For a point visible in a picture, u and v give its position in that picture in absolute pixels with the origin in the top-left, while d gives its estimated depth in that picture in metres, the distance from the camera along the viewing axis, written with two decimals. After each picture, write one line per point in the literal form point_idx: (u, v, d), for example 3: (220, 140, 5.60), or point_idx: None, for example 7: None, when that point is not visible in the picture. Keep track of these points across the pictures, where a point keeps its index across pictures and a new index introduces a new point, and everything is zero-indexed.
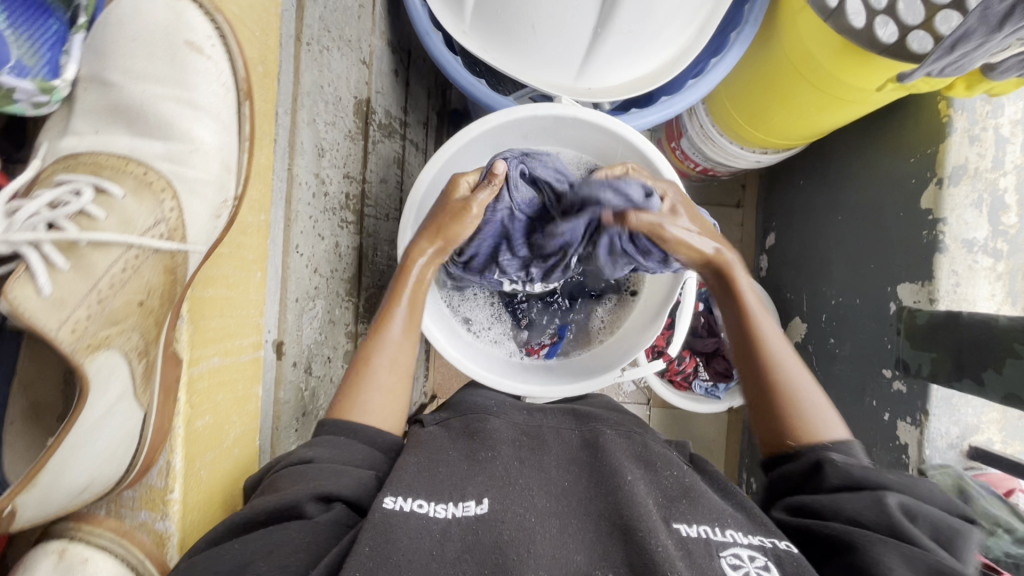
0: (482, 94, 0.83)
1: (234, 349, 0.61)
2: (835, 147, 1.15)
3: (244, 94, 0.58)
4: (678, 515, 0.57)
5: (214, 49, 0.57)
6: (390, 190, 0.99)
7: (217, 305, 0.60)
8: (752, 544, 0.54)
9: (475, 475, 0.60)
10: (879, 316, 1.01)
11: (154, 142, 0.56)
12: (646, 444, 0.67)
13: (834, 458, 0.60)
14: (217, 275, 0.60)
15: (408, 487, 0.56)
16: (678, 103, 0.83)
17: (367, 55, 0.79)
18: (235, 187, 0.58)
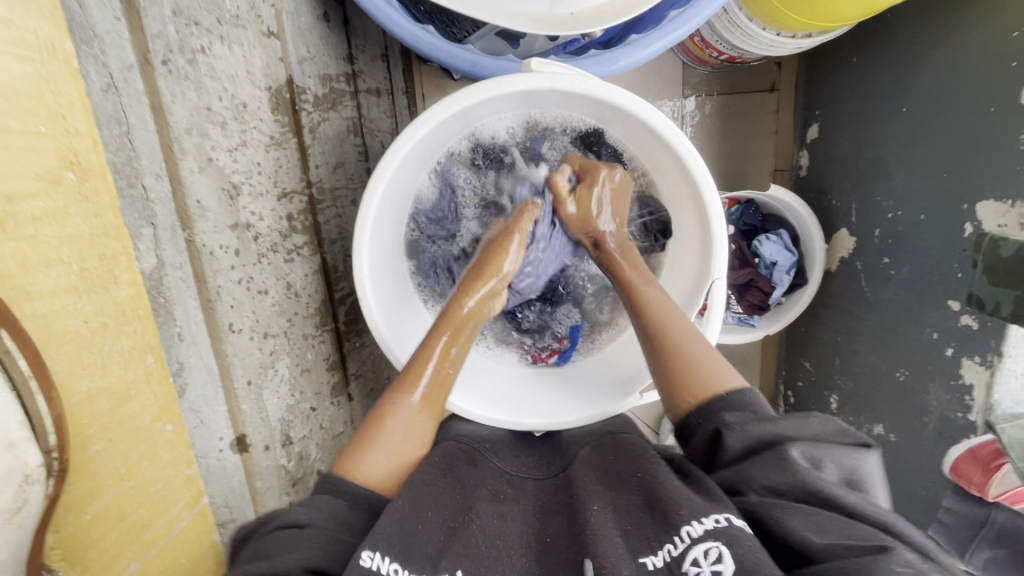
0: (431, 48, 0.63)
1: (157, 535, 0.46)
2: (910, 15, 0.88)
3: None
4: (646, 540, 0.47)
5: None
6: (350, 169, 0.82)
7: (117, 509, 0.42)
8: (706, 532, 0.43)
9: (448, 542, 0.49)
10: (947, 236, 0.86)
11: None
12: (618, 454, 0.57)
13: (731, 421, 0.48)
14: (88, 487, 0.40)
15: (387, 540, 0.45)
16: (693, 17, 0.62)
17: (270, 19, 0.59)
18: (39, 444, 0.35)
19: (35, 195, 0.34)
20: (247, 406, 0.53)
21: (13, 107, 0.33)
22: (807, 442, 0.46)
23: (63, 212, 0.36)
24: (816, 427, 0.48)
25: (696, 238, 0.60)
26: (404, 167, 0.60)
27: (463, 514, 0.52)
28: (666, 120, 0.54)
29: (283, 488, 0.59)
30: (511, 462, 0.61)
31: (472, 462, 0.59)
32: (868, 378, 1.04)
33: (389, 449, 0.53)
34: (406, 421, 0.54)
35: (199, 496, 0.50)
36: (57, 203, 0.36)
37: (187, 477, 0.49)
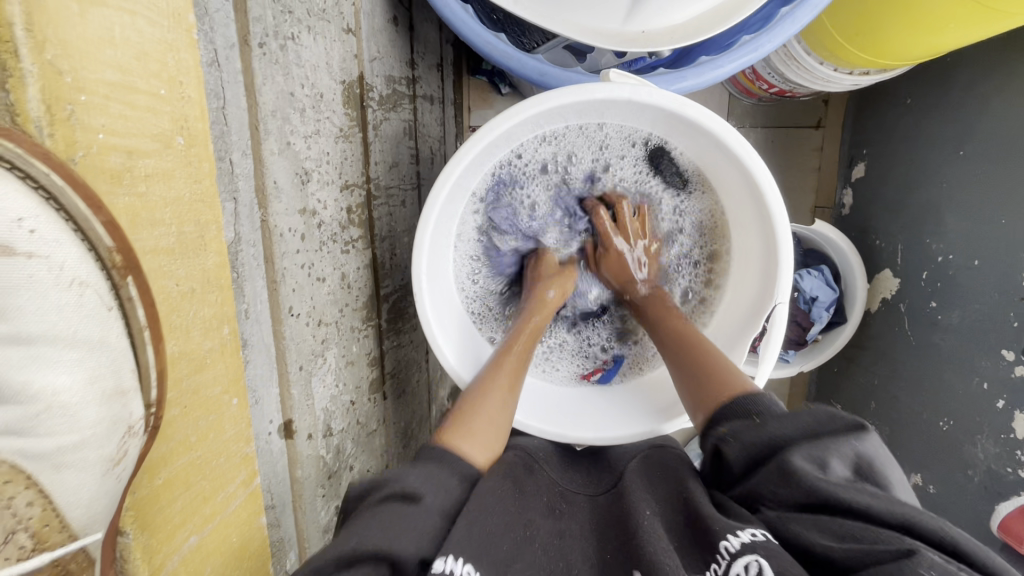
0: (502, 55, 0.64)
1: (215, 510, 0.47)
2: (972, 60, 0.88)
3: (126, 260, 0.35)
4: (690, 556, 0.47)
5: (48, 235, 0.33)
6: (403, 171, 0.82)
7: (184, 477, 0.44)
8: (744, 548, 0.42)
9: (514, 555, 0.48)
10: (1003, 284, 0.84)
11: None
12: (666, 467, 0.58)
13: (730, 435, 0.50)
14: (166, 450, 0.42)
15: (462, 544, 0.46)
16: (766, 44, 0.62)
17: (351, 18, 0.61)
18: (143, 396, 0.38)
19: (151, 154, 0.37)
20: (297, 390, 0.53)
21: (140, 67, 0.36)
22: (805, 438, 0.46)
23: (171, 174, 0.38)
24: (812, 417, 0.46)
25: (757, 256, 0.60)
26: (471, 167, 0.60)
27: (527, 527, 0.51)
28: (738, 134, 0.54)
29: (318, 480, 0.58)
30: (560, 474, 0.60)
31: (528, 467, 0.58)
32: (907, 424, 1.01)
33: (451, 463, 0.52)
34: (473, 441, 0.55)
35: (254, 474, 0.50)
36: (165, 164, 0.38)
37: (245, 455, 0.49)
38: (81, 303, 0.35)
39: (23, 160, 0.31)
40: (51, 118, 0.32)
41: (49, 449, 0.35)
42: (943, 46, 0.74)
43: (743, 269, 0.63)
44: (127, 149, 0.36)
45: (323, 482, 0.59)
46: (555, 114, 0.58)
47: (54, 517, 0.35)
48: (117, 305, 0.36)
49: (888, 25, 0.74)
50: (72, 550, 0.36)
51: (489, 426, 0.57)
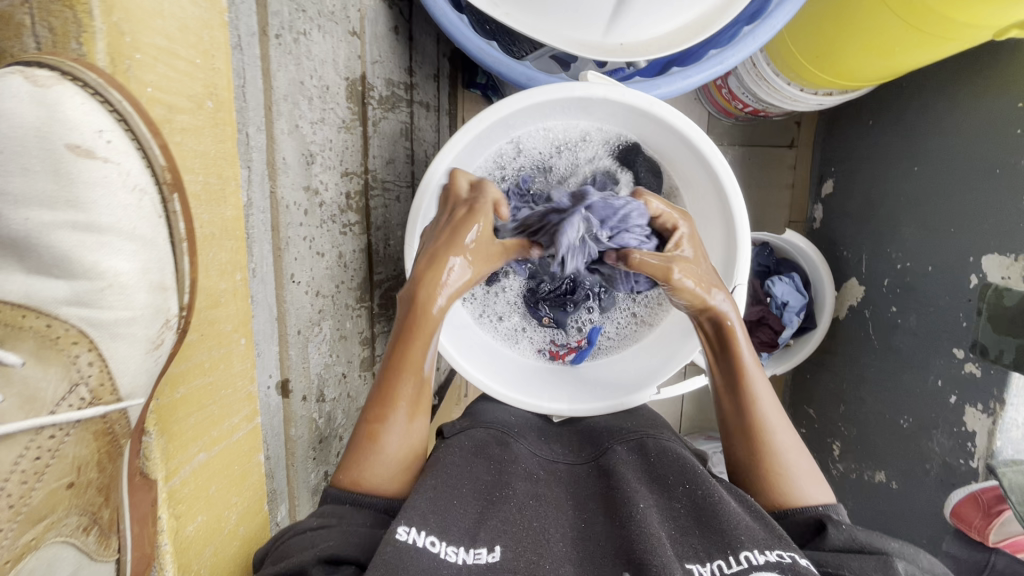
0: (493, 59, 0.70)
1: (222, 435, 0.51)
2: (921, 83, 0.96)
3: (174, 179, 0.42)
4: (695, 552, 0.50)
5: (112, 146, 0.40)
6: (399, 168, 0.88)
7: (198, 400, 0.49)
8: (769, 563, 0.46)
9: (485, 517, 0.52)
10: (952, 287, 0.90)
11: (53, 282, 0.41)
12: (663, 455, 0.60)
13: (838, 520, 0.53)
14: (185, 369, 0.48)
15: (425, 517, 0.49)
16: (730, 56, 0.69)
17: (356, 23, 0.67)
18: (178, 299, 0.45)
19: (187, 111, 0.43)
20: (294, 354, 0.57)
21: (182, 38, 0.41)
22: (910, 565, 0.49)
23: (201, 130, 0.44)
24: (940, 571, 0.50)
25: (719, 245, 0.66)
26: (462, 157, 0.66)
27: (500, 490, 0.56)
28: (704, 135, 0.60)
29: (310, 443, 0.62)
30: (542, 448, 0.64)
31: (503, 442, 0.62)
32: (872, 424, 1.06)
33: (388, 463, 0.55)
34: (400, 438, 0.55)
35: (255, 412, 0.55)
36: (198, 121, 0.44)
37: (249, 393, 0.53)
38: (139, 206, 0.41)
39: (103, 89, 0.38)
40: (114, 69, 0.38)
41: (107, 320, 0.43)
42: (901, 66, 0.81)
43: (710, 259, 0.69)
44: (168, 104, 0.42)
45: (314, 446, 0.63)
46: (535, 115, 0.65)
47: (107, 379, 0.43)
48: (165, 216, 0.43)
49: (844, 49, 0.81)
50: (115, 411, 0.44)
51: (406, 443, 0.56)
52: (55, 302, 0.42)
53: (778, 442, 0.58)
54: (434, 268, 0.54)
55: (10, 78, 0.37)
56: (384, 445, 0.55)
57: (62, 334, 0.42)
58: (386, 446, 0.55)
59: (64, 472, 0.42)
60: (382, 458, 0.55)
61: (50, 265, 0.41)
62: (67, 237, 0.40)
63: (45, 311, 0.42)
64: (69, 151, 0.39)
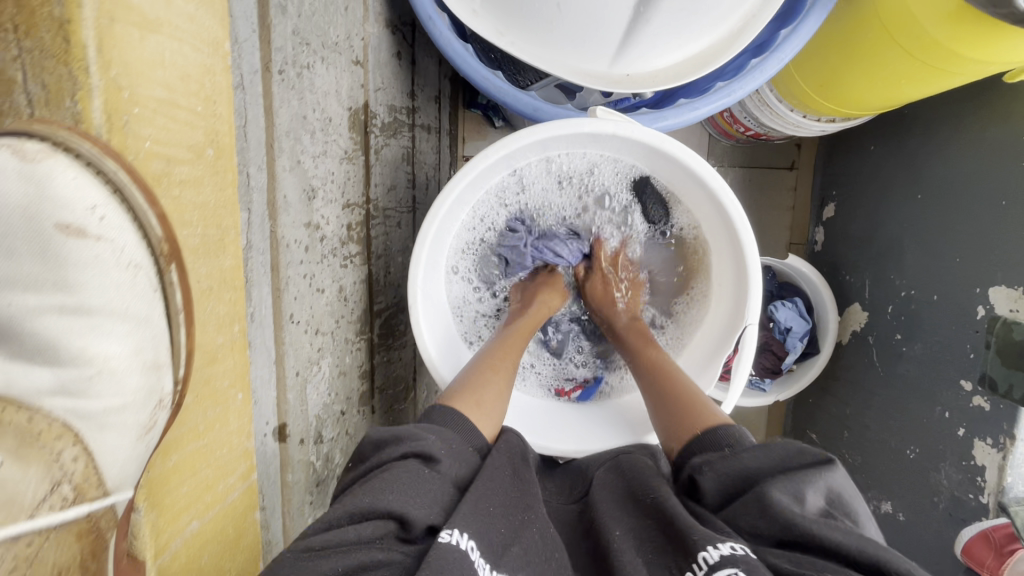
0: (498, 89, 0.69)
1: (215, 498, 0.49)
2: (925, 112, 0.96)
3: (172, 249, 0.40)
4: (664, 567, 0.46)
5: (103, 223, 0.38)
6: (400, 194, 0.86)
7: (191, 463, 0.46)
8: (723, 559, 0.42)
9: (511, 538, 0.47)
10: (959, 318, 0.89)
11: (40, 370, 0.39)
12: (636, 471, 0.56)
13: (700, 465, 0.52)
14: (180, 434, 0.45)
15: (468, 522, 0.46)
16: (738, 89, 0.68)
17: (360, 52, 0.66)
18: (171, 375, 0.43)
19: (186, 162, 0.41)
20: (292, 396, 0.55)
21: (182, 84, 0.39)
22: None
23: (200, 180, 0.42)
24: None
25: (730, 281, 0.65)
26: (466, 192, 0.64)
27: (525, 510, 0.51)
28: (712, 170, 0.59)
29: (307, 485, 0.60)
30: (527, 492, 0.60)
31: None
32: (877, 453, 1.04)
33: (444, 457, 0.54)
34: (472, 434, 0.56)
35: (251, 470, 0.52)
36: (198, 171, 0.42)
37: (245, 449, 0.51)
38: (135, 281, 0.40)
39: (100, 159, 0.36)
40: (110, 127, 0.36)
41: (94, 411, 0.40)
42: (905, 99, 0.81)
43: (720, 294, 0.67)
44: (169, 154, 0.40)
45: (311, 488, 0.61)
46: (543, 148, 0.63)
47: (92, 474, 0.40)
48: (160, 288, 0.41)
49: (849, 81, 0.81)
50: (102, 508, 0.40)
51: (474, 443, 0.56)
52: (37, 393, 0.39)
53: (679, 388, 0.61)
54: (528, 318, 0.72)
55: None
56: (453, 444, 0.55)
57: (44, 428, 0.39)
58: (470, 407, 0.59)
59: None
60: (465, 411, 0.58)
61: (33, 352, 0.39)
62: (52, 322, 0.39)
63: (27, 403, 0.39)
64: (58, 230, 0.37)
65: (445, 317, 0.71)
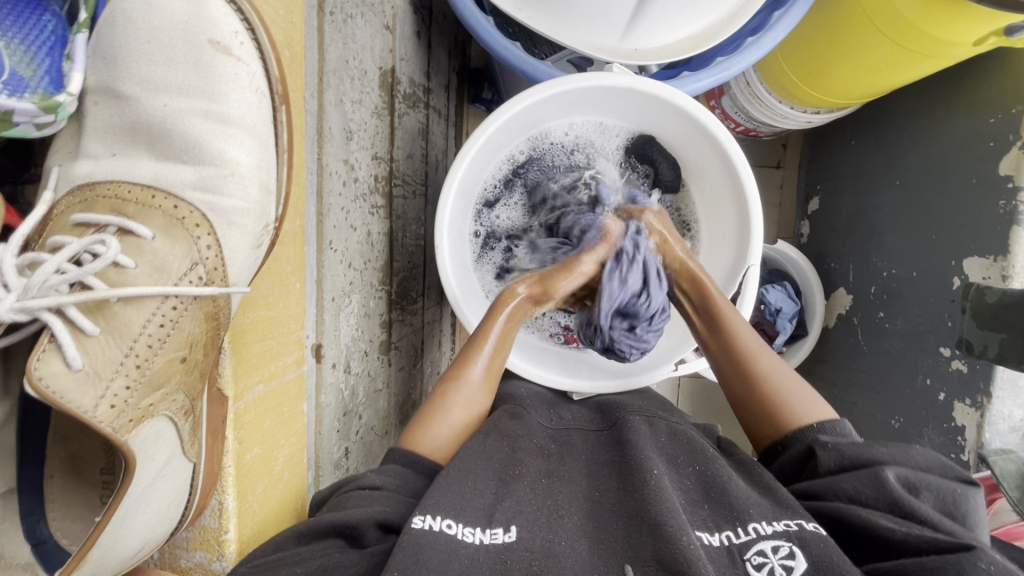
0: (517, 58, 0.74)
1: (278, 371, 0.53)
2: (901, 104, 1.04)
3: (284, 91, 0.46)
4: (704, 520, 0.51)
5: (244, 48, 0.44)
6: (416, 165, 0.90)
7: (260, 329, 0.50)
8: (776, 533, 0.48)
9: (499, 498, 0.51)
10: (937, 290, 0.95)
11: (182, 168, 0.44)
12: (673, 435, 0.60)
13: (825, 441, 0.54)
14: (256, 297, 0.49)
15: (439, 502, 0.48)
16: (736, 64, 0.74)
17: (390, 19, 0.71)
18: (276, 207, 0.47)
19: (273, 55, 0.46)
20: (329, 318, 0.58)
21: None
22: (901, 467, 0.52)
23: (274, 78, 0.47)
24: (917, 458, 0.53)
25: (733, 229, 0.70)
26: (490, 144, 0.70)
27: (513, 467, 0.55)
28: (719, 124, 0.65)
29: (336, 414, 0.63)
30: (548, 420, 0.65)
31: (517, 414, 0.63)
32: (864, 427, 1.09)
33: (449, 422, 0.58)
34: (466, 401, 0.60)
35: (303, 358, 0.56)
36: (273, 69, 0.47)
37: (300, 336, 0.55)
38: (258, 107, 0.45)
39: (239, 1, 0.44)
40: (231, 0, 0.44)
41: (226, 207, 0.44)
42: (892, 84, 0.89)
43: (722, 245, 0.72)
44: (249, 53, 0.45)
45: (338, 418, 0.64)
46: (562, 103, 0.69)
47: (220, 264, 0.44)
48: (274, 122, 0.46)
49: (835, 66, 0.88)
50: (223, 297, 0.45)
51: (467, 408, 0.60)
52: (183, 185, 0.44)
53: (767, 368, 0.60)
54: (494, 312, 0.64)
55: None
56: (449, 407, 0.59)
57: (187, 216, 0.44)
58: (450, 404, 0.59)
59: (179, 346, 0.43)
60: (444, 418, 0.58)
61: (179, 150, 0.44)
62: (197, 124, 0.44)
63: (173, 193, 0.44)
64: (211, 46, 0.44)
65: (465, 266, 0.75)
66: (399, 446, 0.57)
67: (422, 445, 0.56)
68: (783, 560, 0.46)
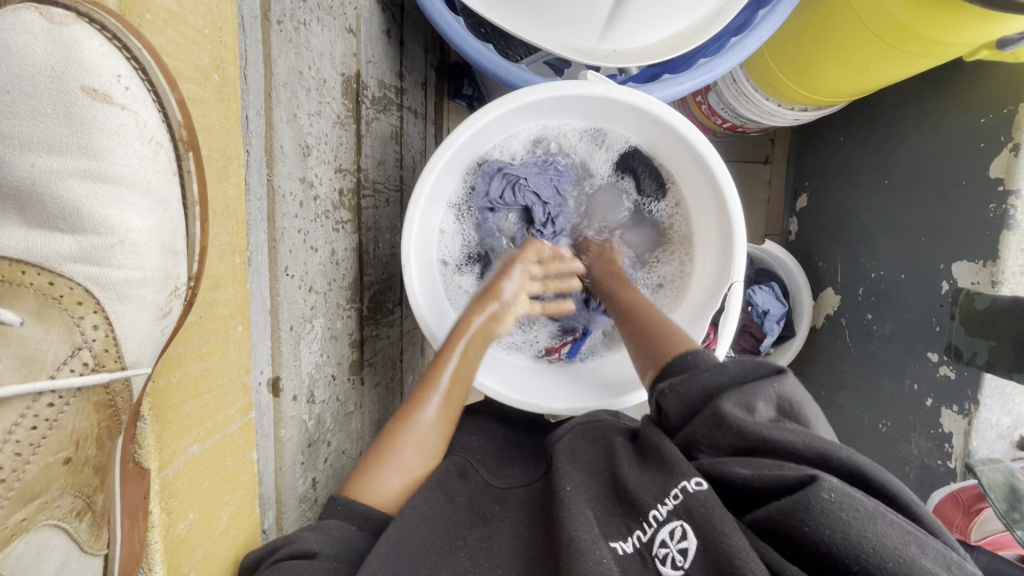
0: (488, 61, 0.70)
1: (215, 427, 0.50)
2: (890, 101, 1.01)
3: (191, 139, 0.42)
4: (616, 528, 0.48)
5: (130, 95, 0.39)
6: (389, 171, 0.87)
7: (190, 386, 0.47)
8: (671, 514, 0.45)
9: (434, 573, 0.49)
10: (926, 294, 0.93)
11: (60, 237, 0.40)
12: (585, 444, 0.59)
13: (665, 390, 0.53)
14: (183, 351, 0.46)
15: (373, 573, 0.45)
16: (719, 66, 0.71)
17: (353, 20, 0.67)
18: (187, 267, 0.44)
19: (194, 82, 0.42)
20: (286, 349, 0.56)
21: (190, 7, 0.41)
22: (737, 394, 0.48)
23: (206, 102, 0.44)
24: (734, 368, 0.51)
25: (715, 241, 0.68)
26: (463, 153, 0.66)
27: (452, 539, 0.53)
28: (697, 131, 0.62)
29: (299, 446, 0.60)
30: (494, 475, 0.62)
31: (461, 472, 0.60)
32: (851, 431, 1.08)
33: (399, 467, 0.56)
34: (418, 438, 0.58)
35: (247, 406, 0.53)
36: (204, 92, 0.43)
37: (242, 384, 0.52)
38: (156, 160, 0.40)
39: (122, 33, 0.37)
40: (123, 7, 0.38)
41: (115, 280, 0.41)
42: (881, 83, 0.86)
43: (707, 257, 0.70)
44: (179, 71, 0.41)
45: (303, 449, 0.61)
46: (536, 112, 0.65)
47: (112, 344, 0.41)
48: (178, 175, 0.42)
49: (823, 66, 0.85)
50: (119, 380, 0.42)
51: (417, 448, 0.58)
52: (60, 257, 0.40)
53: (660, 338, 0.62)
54: (450, 342, 0.62)
55: (25, 13, 0.37)
56: (400, 449, 0.57)
57: (66, 293, 0.40)
58: (400, 442, 0.57)
59: (61, 447, 0.39)
60: (394, 463, 0.56)
61: (55, 217, 0.39)
62: (75, 186, 0.39)
63: (48, 267, 0.40)
64: (84, 93, 0.38)
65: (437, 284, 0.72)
66: (343, 493, 0.54)
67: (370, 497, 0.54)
68: (682, 549, 0.43)
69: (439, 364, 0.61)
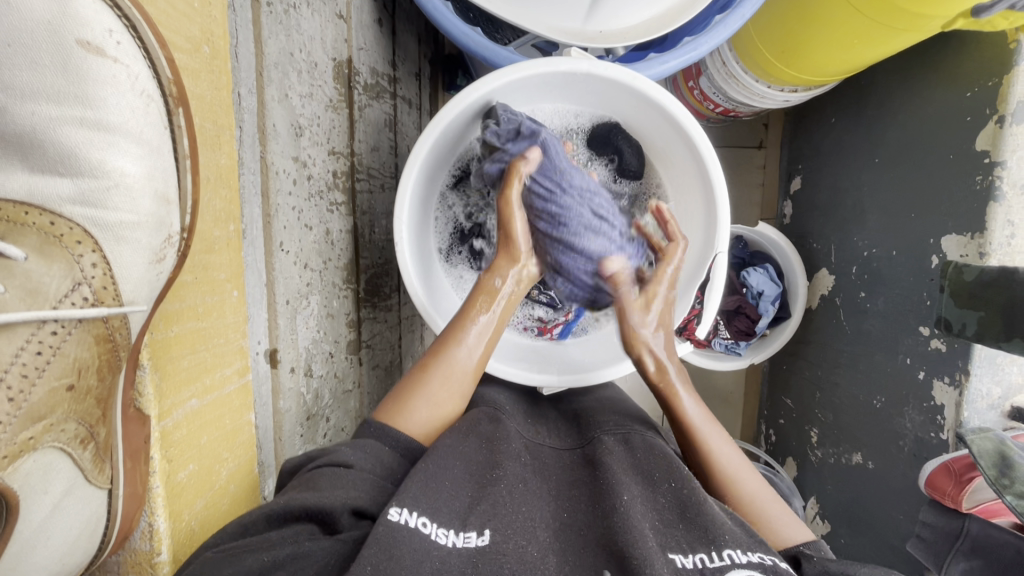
0: (476, 44, 0.72)
1: (213, 384, 0.52)
2: (878, 79, 1.02)
3: (180, 94, 0.43)
4: (678, 542, 0.50)
5: (122, 49, 0.40)
6: (384, 158, 0.88)
7: (188, 342, 0.49)
8: (750, 562, 0.46)
9: (476, 501, 0.51)
10: (917, 269, 0.94)
11: (59, 181, 0.41)
12: (648, 451, 0.59)
13: (810, 554, 0.51)
14: (181, 308, 0.48)
15: (416, 498, 0.48)
16: (704, 43, 0.72)
17: (344, 7, 0.69)
18: (181, 218, 0.45)
19: (185, 51, 0.44)
20: (283, 322, 0.59)
21: None
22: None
23: (197, 74, 0.45)
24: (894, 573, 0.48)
25: (701, 215, 0.69)
26: (447, 133, 0.67)
27: (492, 469, 0.54)
28: (678, 105, 0.63)
29: (298, 418, 0.63)
30: (529, 431, 0.65)
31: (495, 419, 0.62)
32: (846, 408, 1.09)
33: (428, 399, 0.59)
34: (451, 378, 0.60)
35: (244, 369, 0.56)
36: (194, 64, 0.45)
37: (239, 346, 0.55)
38: (146, 112, 0.42)
39: None
40: None
41: (110, 221, 0.42)
42: (870, 57, 0.86)
43: (693, 231, 0.71)
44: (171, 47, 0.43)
45: (302, 421, 0.64)
46: (522, 90, 0.67)
47: (110, 282, 0.43)
48: (170, 129, 0.43)
49: (807, 41, 0.86)
50: (117, 317, 0.43)
51: (450, 387, 0.60)
52: (59, 199, 0.41)
53: (739, 490, 0.59)
54: (482, 290, 0.63)
55: None
56: (429, 379, 0.60)
57: (66, 233, 0.41)
58: (431, 383, 0.59)
59: (64, 373, 0.41)
60: (423, 394, 0.59)
61: (55, 161, 0.40)
62: (72, 133, 0.40)
63: (48, 209, 0.41)
64: (79, 46, 0.39)
65: (428, 261, 0.74)
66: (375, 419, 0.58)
67: (401, 426, 0.57)
68: None
69: (473, 305, 0.63)
